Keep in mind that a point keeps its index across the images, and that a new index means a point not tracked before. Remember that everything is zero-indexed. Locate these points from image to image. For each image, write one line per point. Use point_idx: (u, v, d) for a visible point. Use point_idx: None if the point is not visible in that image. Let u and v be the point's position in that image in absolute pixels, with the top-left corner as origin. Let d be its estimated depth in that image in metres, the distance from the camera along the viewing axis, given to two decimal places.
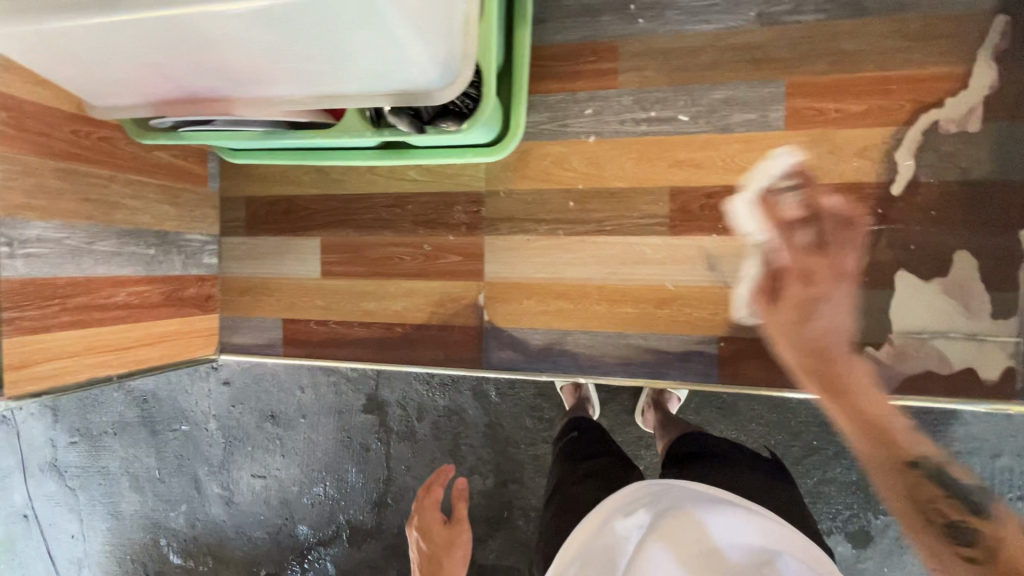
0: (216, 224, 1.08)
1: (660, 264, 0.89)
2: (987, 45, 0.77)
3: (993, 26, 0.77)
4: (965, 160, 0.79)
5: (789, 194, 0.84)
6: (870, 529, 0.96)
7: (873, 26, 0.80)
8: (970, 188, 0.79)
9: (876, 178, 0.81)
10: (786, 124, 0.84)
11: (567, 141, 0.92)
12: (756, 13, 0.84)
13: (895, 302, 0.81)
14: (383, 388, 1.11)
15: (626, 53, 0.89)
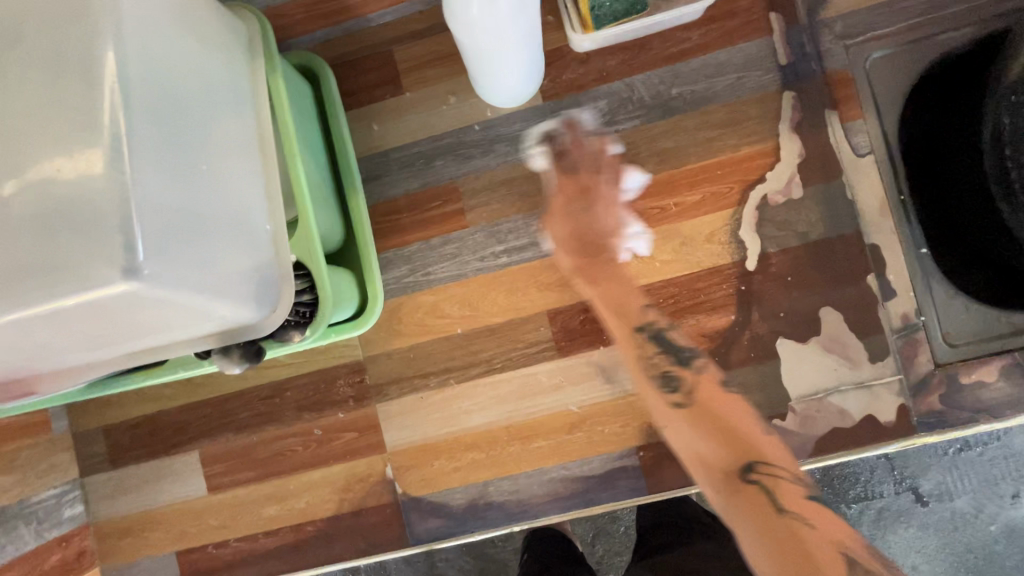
0: (73, 466, 0.94)
1: (559, 388, 0.86)
2: (784, 118, 0.83)
3: (784, 102, 0.83)
4: (801, 224, 0.83)
5: (660, 291, 0.85)
6: (850, 521, 0.86)
7: (684, 122, 0.84)
8: (813, 248, 0.82)
9: (731, 258, 0.84)
10: (635, 227, 0.85)
11: (434, 288, 0.89)
12: (578, 130, 0.86)
13: (784, 370, 0.83)
14: (313, 559, 0.91)
15: (467, 191, 0.88)
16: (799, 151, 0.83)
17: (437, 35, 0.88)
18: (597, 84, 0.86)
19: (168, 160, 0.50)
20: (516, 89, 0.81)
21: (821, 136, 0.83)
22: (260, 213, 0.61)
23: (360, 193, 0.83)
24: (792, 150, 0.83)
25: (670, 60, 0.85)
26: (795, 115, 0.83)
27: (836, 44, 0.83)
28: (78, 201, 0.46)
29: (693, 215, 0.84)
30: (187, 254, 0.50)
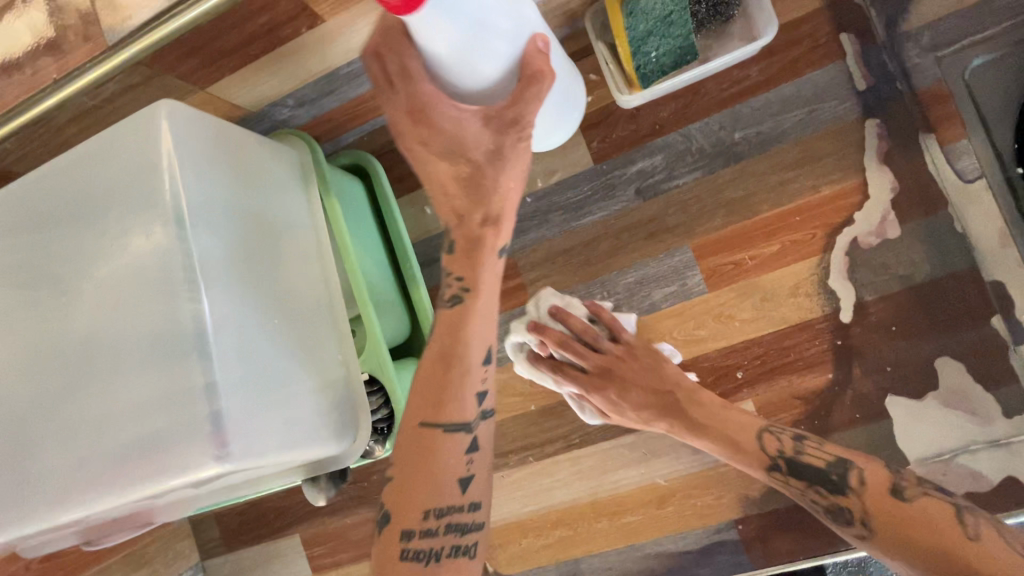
0: (194, 551, 1.03)
1: (643, 462, 0.82)
2: (869, 151, 0.74)
3: (869, 132, 0.74)
4: (902, 265, 0.73)
5: (743, 352, 0.78)
6: None
7: (751, 167, 0.78)
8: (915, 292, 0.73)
9: (821, 311, 0.76)
10: (708, 286, 0.79)
11: (503, 366, 0.87)
12: (635, 189, 0.82)
13: (898, 431, 0.74)
14: None
15: (526, 264, 0.86)
16: (890, 185, 0.73)
17: None
18: (650, 139, 0.81)
19: (241, 322, 0.53)
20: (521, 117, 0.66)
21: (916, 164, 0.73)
22: (331, 343, 0.63)
23: (421, 281, 0.83)
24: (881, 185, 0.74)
25: (729, 101, 0.78)
26: (883, 146, 0.74)
27: (924, 57, 0.73)
28: (172, 377, 0.50)
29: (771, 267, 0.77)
30: (265, 410, 0.53)
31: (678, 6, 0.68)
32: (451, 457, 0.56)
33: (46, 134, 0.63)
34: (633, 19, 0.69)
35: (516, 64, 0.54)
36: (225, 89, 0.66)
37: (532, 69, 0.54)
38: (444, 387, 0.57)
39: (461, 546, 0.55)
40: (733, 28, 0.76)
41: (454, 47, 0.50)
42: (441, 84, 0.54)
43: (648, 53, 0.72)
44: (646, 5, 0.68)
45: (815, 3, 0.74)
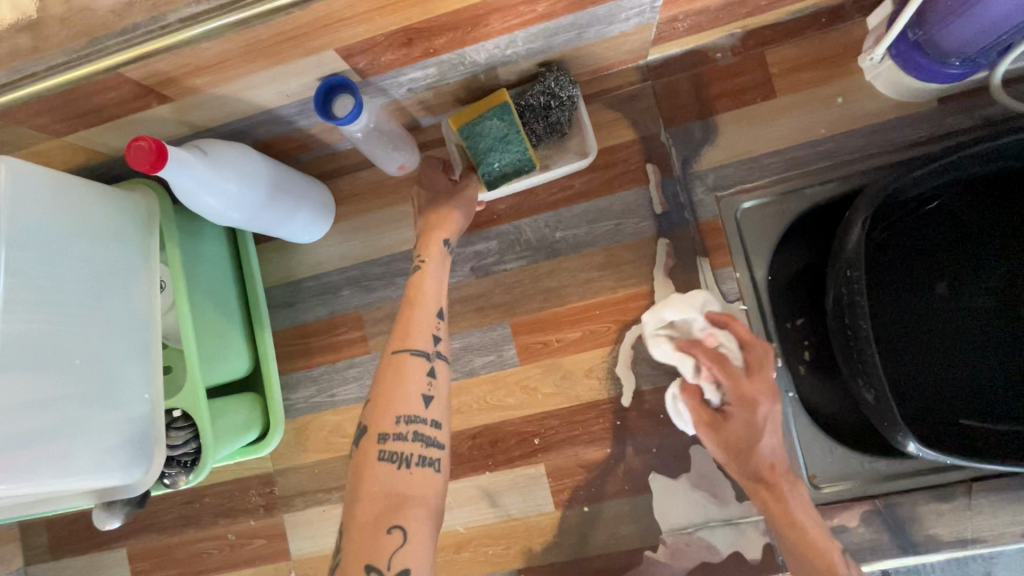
0: (17, 557, 1.03)
1: (447, 509, 0.91)
2: (675, 361, 0.75)
3: (648, 340, 0.77)
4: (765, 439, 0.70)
5: (541, 420, 0.90)
6: None
7: (565, 263, 0.90)
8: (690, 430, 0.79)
9: (607, 394, 0.89)
10: (520, 359, 0.91)
11: (338, 408, 0.96)
12: (470, 267, 0.93)
13: (656, 503, 0.87)
14: None
15: (370, 319, 0.95)
16: (713, 390, 0.73)
17: (344, 175, 0.96)
18: (488, 225, 0.93)
19: (34, 361, 0.58)
20: (303, 229, 0.90)
21: (723, 317, 0.74)
22: (139, 383, 0.69)
23: (267, 327, 0.91)
24: (712, 388, 0.73)
25: (554, 205, 0.91)
26: (712, 333, 0.73)
27: (708, 195, 0.88)
28: None
29: (756, 429, 0.70)
30: (36, 449, 0.58)
31: (513, 129, 0.79)
32: (413, 382, 0.68)
33: None
34: (471, 141, 0.80)
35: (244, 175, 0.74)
36: (84, 140, 0.72)
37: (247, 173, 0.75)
38: (396, 377, 0.68)
39: (427, 458, 0.64)
40: (570, 142, 0.89)
41: (197, 184, 0.69)
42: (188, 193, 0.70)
43: (491, 164, 0.82)
44: (482, 128, 0.79)
45: (630, 136, 0.90)
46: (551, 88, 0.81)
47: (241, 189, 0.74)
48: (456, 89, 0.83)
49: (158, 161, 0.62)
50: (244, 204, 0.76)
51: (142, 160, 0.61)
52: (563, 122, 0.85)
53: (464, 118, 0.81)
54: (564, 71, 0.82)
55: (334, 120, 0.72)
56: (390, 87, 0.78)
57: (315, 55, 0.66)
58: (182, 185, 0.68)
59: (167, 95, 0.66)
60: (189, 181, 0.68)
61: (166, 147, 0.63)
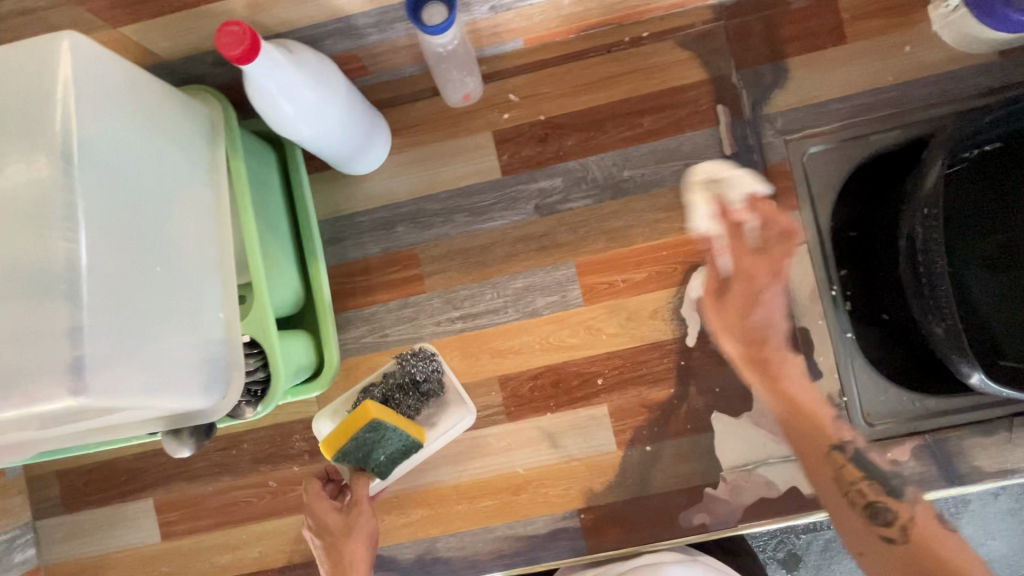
0: (26, 510, 0.95)
1: (506, 451, 0.90)
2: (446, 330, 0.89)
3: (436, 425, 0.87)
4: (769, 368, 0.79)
5: (604, 361, 0.89)
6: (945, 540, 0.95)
7: (632, 204, 0.89)
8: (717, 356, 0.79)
9: (672, 334, 0.89)
10: (584, 300, 0.90)
11: (390, 350, 0.92)
12: (534, 205, 0.90)
13: (717, 442, 0.88)
14: None
15: (426, 257, 0.92)
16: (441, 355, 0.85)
17: (401, 105, 0.91)
18: (554, 162, 0.90)
19: (118, 270, 0.52)
20: (361, 156, 0.85)
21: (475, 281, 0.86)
22: (212, 300, 0.63)
23: (321, 260, 0.86)
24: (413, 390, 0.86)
25: (622, 144, 0.90)
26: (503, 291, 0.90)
27: (776, 138, 0.89)
28: (32, 320, 0.48)
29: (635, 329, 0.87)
30: (129, 370, 0.52)
31: (394, 432, 0.78)
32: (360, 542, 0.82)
33: None
34: (347, 456, 0.79)
35: (321, 83, 0.69)
36: (140, 34, 0.65)
37: (323, 81, 0.69)
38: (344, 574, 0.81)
39: None
40: (456, 399, 0.88)
41: (276, 85, 0.63)
42: (263, 94, 0.63)
43: (378, 457, 0.81)
44: (352, 446, 0.77)
45: (701, 76, 0.89)
46: (409, 368, 0.85)
47: (317, 99, 0.68)
48: (534, 13, 0.80)
49: (247, 50, 0.56)
50: (318, 118, 0.70)
51: (233, 47, 0.55)
52: (434, 386, 0.86)
53: (337, 433, 0.77)
54: (424, 349, 0.87)
55: (422, 26, 0.67)
56: (473, 2, 0.73)
57: None
58: (261, 84, 0.62)
59: None
60: (273, 82, 0.62)
61: (258, 38, 0.57)
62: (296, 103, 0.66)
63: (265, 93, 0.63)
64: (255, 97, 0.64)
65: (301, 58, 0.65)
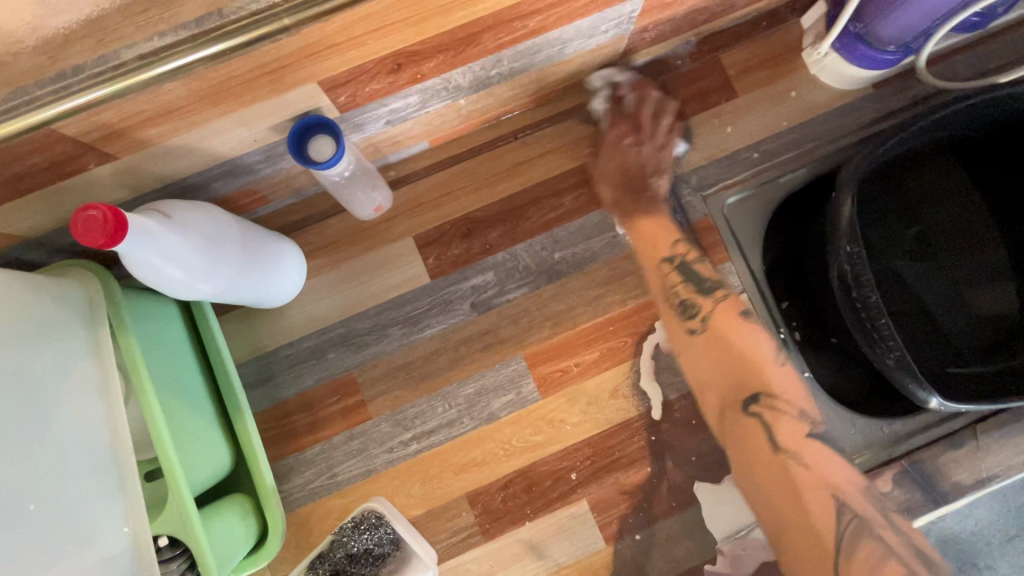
0: None
1: (490, 575, 0.82)
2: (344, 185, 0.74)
3: None
4: (725, 288, 0.74)
5: (574, 452, 0.84)
6: None
7: (570, 284, 0.87)
8: None
9: (637, 411, 0.85)
10: (541, 393, 0.85)
11: (344, 490, 0.83)
12: (470, 303, 0.86)
13: (706, 514, 0.84)
14: None
15: (366, 380, 0.85)
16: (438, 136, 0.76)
17: (313, 225, 0.86)
18: (482, 257, 0.87)
19: None
20: (274, 290, 0.79)
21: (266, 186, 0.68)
22: (115, 517, 0.54)
23: (249, 413, 0.77)
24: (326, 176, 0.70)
25: (547, 227, 0.88)
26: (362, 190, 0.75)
27: (694, 196, 0.91)
28: None
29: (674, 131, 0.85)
30: None
31: None
32: None
33: None
34: None
35: (213, 237, 0.63)
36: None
37: (212, 234, 0.63)
38: None
39: None
40: (414, 556, 0.78)
41: (159, 257, 0.57)
42: (143, 266, 0.57)
43: None
44: None
45: None
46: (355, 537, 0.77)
47: (209, 255, 0.62)
48: (434, 119, 0.78)
49: (112, 236, 0.50)
50: (214, 274, 0.64)
51: (96, 234, 0.49)
52: (388, 548, 0.78)
53: None
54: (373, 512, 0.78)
55: (313, 165, 0.64)
56: (366, 122, 0.70)
57: (294, 91, 0.58)
58: (137, 260, 0.55)
59: (111, 152, 0.54)
60: (151, 253, 0.55)
61: (125, 215, 0.51)
62: (185, 268, 0.60)
63: (145, 266, 0.57)
64: (135, 270, 0.57)
65: (184, 219, 0.60)
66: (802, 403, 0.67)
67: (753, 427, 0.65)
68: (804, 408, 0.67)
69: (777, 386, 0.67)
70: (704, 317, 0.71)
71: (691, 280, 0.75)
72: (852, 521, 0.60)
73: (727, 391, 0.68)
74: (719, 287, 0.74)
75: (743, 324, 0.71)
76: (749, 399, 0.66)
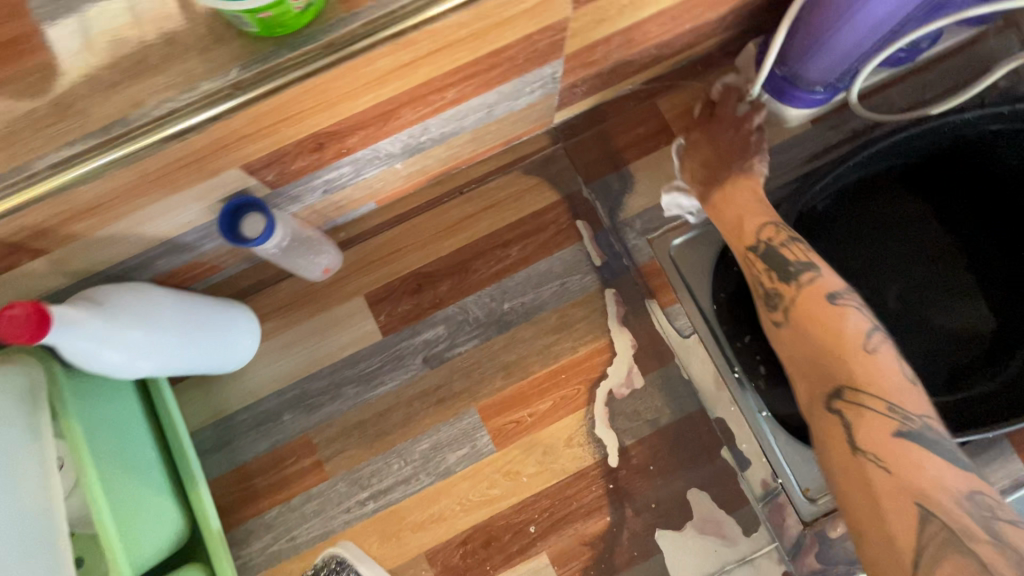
0: None
1: None
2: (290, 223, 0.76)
3: None
4: (815, 270, 0.68)
5: (531, 505, 0.84)
6: None
7: (520, 334, 0.88)
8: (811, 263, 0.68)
9: (593, 459, 0.85)
10: (496, 445, 0.85)
11: (302, 554, 0.83)
12: (423, 358, 0.87)
13: (668, 562, 0.83)
14: None
15: (322, 441, 0.85)
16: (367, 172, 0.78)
17: (265, 289, 0.88)
18: (432, 311, 0.89)
19: None
20: (230, 359, 0.81)
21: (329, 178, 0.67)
22: None
23: (202, 481, 0.78)
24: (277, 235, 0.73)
25: (496, 277, 0.89)
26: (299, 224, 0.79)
27: (641, 238, 0.92)
28: None
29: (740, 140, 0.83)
30: None
31: None
32: None
33: None
34: None
35: (154, 315, 0.66)
36: None
37: (152, 312, 0.66)
38: None
39: None
40: None
41: (88, 342, 0.60)
42: (74, 353, 0.60)
43: None
44: None
45: (554, 196, 0.91)
46: None
47: (149, 333, 0.65)
48: (374, 183, 0.81)
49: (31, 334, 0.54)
50: (156, 351, 0.66)
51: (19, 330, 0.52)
52: None
53: None
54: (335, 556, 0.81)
55: (245, 243, 0.67)
56: (303, 194, 0.73)
57: (219, 178, 0.60)
58: (67, 347, 0.59)
59: (40, 247, 0.57)
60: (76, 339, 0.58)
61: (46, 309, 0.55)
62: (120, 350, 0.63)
63: (75, 351, 0.59)
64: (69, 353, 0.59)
65: (124, 302, 0.64)
66: (904, 402, 0.56)
67: (834, 423, 0.58)
68: (904, 405, 0.56)
69: (863, 377, 0.58)
70: (788, 307, 0.66)
71: (773, 266, 0.70)
72: (938, 531, 0.48)
73: (813, 384, 0.61)
74: (806, 270, 0.68)
75: (832, 309, 0.64)
76: (833, 394, 0.59)
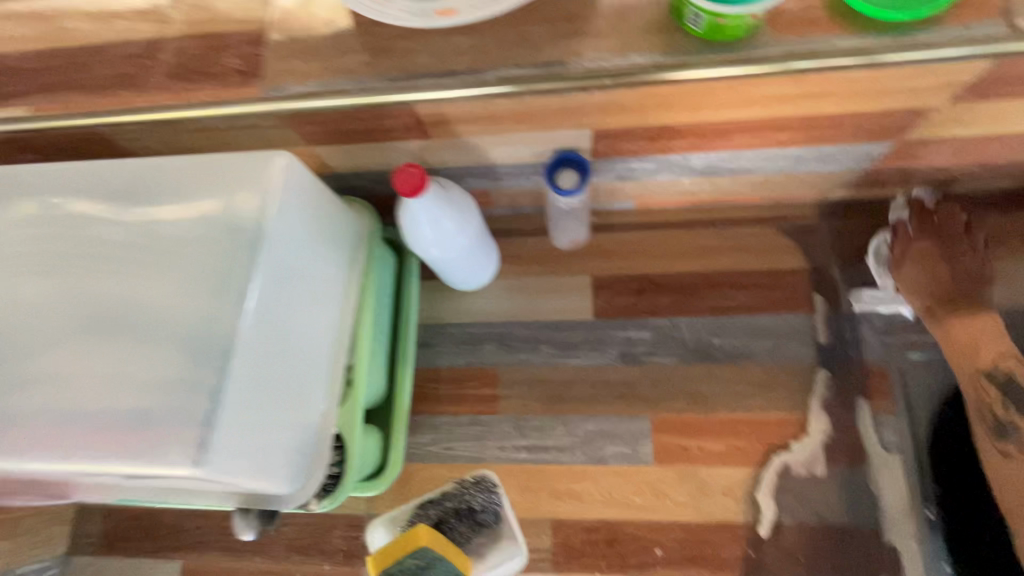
0: (63, 541, 0.97)
1: None
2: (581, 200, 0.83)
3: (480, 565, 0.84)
4: None
5: (666, 529, 0.85)
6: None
7: (718, 371, 0.90)
8: None
9: (744, 519, 0.84)
10: (655, 459, 0.87)
11: (451, 465, 0.92)
12: (619, 352, 0.93)
13: None
14: None
15: (506, 379, 0.94)
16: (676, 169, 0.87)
17: (514, 237, 1.00)
18: (645, 316, 0.94)
19: (262, 352, 0.60)
20: (472, 276, 0.93)
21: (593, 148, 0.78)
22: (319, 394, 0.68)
23: (410, 364, 0.90)
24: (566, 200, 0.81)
25: (715, 311, 0.93)
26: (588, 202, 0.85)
27: (874, 337, 0.90)
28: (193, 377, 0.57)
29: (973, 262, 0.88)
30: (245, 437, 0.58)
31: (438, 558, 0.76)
32: None
33: (168, 131, 0.73)
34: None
35: (463, 215, 0.78)
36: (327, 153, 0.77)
37: (464, 211, 0.78)
38: None
39: None
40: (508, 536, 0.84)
41: (423, 215, 0.73)
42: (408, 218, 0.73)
43: None
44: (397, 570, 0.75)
45: (802, 263, 0.93)
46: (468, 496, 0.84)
47: (454, 227, 0.77)
48: (654, 187, 0.89)
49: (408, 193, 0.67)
50: (446, 242, 0.79)
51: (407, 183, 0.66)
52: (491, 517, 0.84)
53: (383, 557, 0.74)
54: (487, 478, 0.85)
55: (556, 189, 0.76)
56: (604, 171, 0.83)
57: (573, 131, 0.71)
58: (409, 211, 0.72)
59: (429, 132, 0.72)
60: (423, 212, 0.72)
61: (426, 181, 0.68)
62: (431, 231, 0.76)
63: (411, 217, 0.73)
64: (402, 214, 0.73)
65: (456, 195, 0.77)
66: None
67: None
68: None
69: None
70: None
71: None
72: None
73: None
74: None
75: None
76: None
